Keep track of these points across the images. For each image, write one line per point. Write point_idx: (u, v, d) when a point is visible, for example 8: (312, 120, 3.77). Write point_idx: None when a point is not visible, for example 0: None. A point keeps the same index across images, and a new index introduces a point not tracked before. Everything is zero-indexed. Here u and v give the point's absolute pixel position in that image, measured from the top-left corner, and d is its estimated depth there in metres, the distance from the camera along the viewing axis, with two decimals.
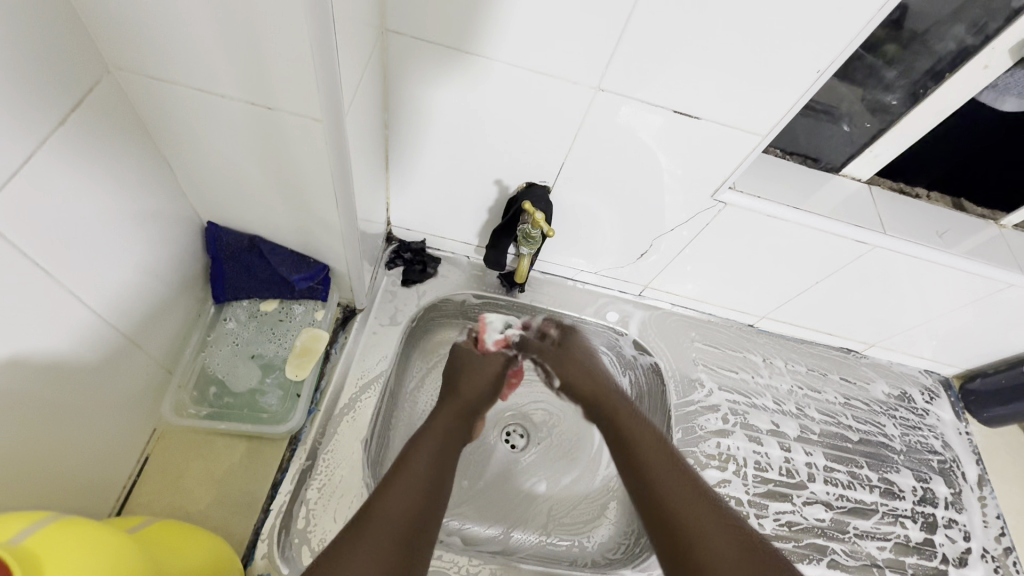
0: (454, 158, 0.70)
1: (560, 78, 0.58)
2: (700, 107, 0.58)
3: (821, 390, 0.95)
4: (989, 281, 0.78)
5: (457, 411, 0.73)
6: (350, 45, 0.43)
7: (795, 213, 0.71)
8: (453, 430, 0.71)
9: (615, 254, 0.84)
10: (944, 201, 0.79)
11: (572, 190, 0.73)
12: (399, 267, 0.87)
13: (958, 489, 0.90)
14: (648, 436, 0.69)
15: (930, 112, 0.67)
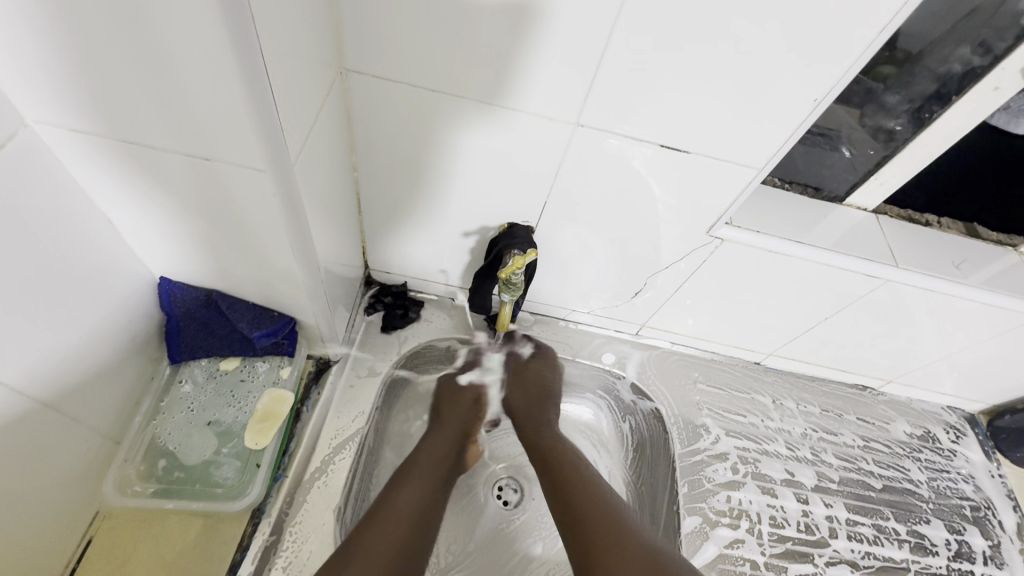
0: (429, 200, 0.66)
1: (535, 116, 0.54)
2: (688, 140, 0.54)
3: (837, 432, 0.88)
4: (1015, 314, 0.72)
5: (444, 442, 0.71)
6: (285, 86, 0.39)
7: (798, 248, 0.66)
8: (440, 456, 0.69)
9: (608, 292, 0.79)
10: (957, 228, 0.73)
11: (558, 228, 0.68)
12: (378, 312, 0.82)
13: (996, 541, 0.82)
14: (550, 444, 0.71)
15: (939, 136, 0.62)
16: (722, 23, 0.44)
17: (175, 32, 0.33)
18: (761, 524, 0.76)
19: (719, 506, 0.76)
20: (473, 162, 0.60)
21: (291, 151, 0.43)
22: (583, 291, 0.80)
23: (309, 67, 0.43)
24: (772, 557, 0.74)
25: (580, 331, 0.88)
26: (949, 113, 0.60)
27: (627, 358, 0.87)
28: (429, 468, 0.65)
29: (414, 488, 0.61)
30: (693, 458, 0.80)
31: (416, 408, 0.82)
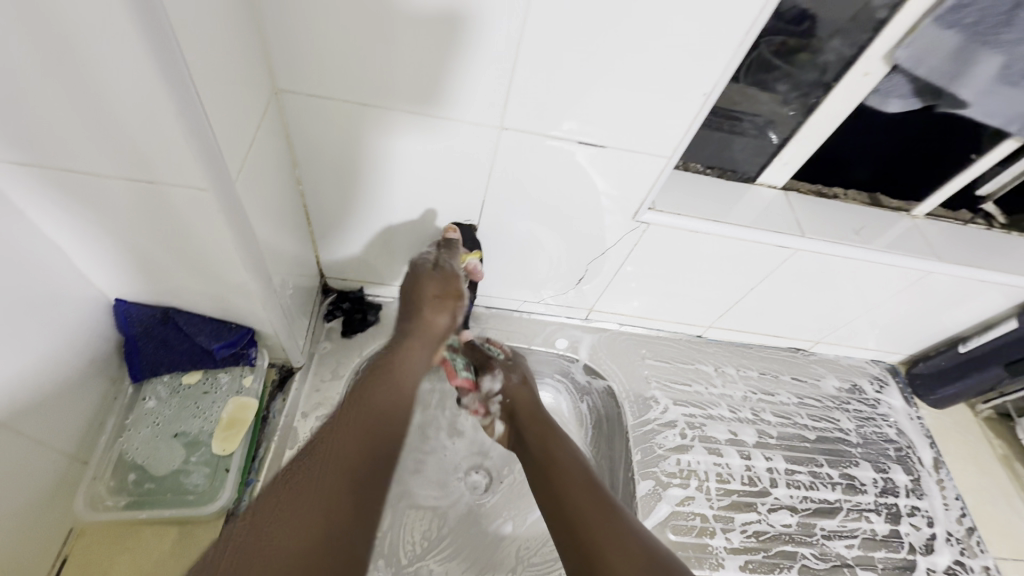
0: (375, 206, 0.70)
1: (462, 122, 0.58)
2: (600, 135, 0.59)
3: (774, 392, 0.96)
4: (909, 270, 0.81)
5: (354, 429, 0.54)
6: (216, 111, 0.43)
7: (716, 226, 0.73)
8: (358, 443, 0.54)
9: (555, 281, 0.85)
10: (861, 199, 0.82)
11: (500, 224, 0.73)
12: (338, 319, 0.86)
13: (917, 476, 0.91)
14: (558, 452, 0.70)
15: (825, 118, 0.69)
16: (614, 31, 0.50)
17: (107, 68, 0.36)
18: (708, 480, 0.83)
19: (670, 469, 0.83)
20: (410, 167, 0.64)
21: (229, 169, 0.46)
22: (534, 282, 0.85)
23: (240, 91, 0.47)
24: (719, 509, 0.80)
25: (533, 320, 0.93)
26: (831, 97, 0.67)
27: (579, 341, 0.93)
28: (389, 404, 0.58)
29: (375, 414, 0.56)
30: (644, 429, 0.86)
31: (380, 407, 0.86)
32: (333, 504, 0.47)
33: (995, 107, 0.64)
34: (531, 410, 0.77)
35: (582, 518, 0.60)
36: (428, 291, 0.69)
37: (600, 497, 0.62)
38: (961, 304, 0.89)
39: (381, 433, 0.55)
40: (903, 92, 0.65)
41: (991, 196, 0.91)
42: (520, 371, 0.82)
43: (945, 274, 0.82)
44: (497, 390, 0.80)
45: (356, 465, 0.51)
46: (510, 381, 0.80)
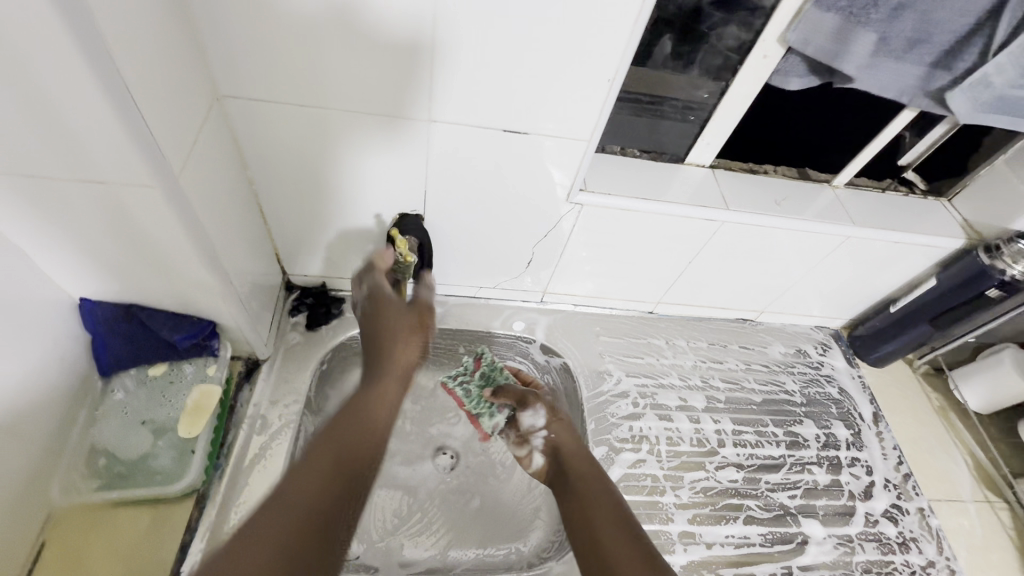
0: (327, 203, 0.75)
1: (393, 116, 0.63)
2: (523, 123, 0.65)
3: (723, 360, 1.02)
4: (830, 236, 0.87)
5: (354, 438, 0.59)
6: (154, 116, 0.47)
7: (645, 203, 0.79)
8: (348, 453, 0.57)
9: (505, 266, 0.90)
10: (790, 173, 0.88)
11: (445, 213, 0.78)
12: (303, 313, 0.90)
13: (857, 429, 0.97)
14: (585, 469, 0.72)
15: (736, 97, 0.75)
16: (517, 26, 0.55)
17: (47, 80, 0.41)
18: (659, 444, 0.88)
19: (623, 435, 0.88)
20: (353, 162, 0.69)
21: (172, 167, 0.51)
22: (487, 268, 0.90)
23: (178, 98, 0.51)
24: (669, 470, 0.86)
25: (490, 305, 0.98)
26: (739, 79, 0.73)
27: (535, 323, 0.98)
28: (371, 429, 0.61)
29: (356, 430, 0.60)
30: (598, 400, 0.92)
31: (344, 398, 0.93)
32: (325, 514, 0.51)
33: (884, 81, 0.71)
34: (572, 446, 0.76)
35: (598, 533, 0.61)
36: (394, 316, 0.70)
37: (622, 513, 0.64)
38: (887, 267, 0.95)
39: (359, 451, 0.58)
40: (801, 72, 0.72)
41: (910, 165, 0.96)
42: (560, 411, 0.82)
43: (867, 236, 0.87)
44: (540, 428, 0.80)
45: (330, 484, 0.53)
46: (551, 420, 0.80)
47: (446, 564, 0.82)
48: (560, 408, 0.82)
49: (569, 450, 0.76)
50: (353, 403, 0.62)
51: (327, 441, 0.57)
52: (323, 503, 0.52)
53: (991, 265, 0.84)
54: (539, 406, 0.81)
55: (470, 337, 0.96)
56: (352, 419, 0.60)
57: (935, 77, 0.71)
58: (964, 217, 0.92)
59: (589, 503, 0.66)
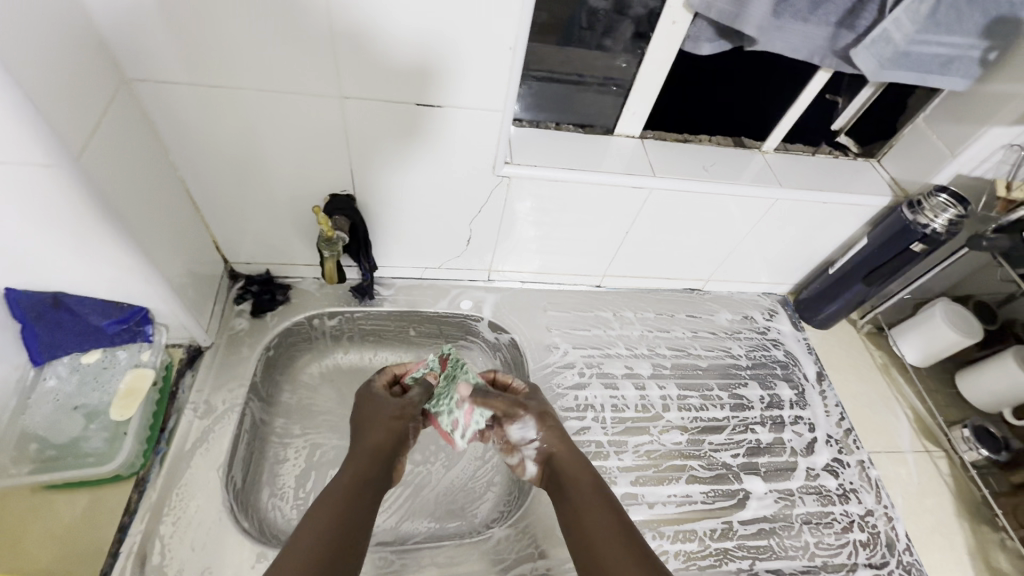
0: (255, 186, 0.76)
1: (306, 94, 0.65)
2: (436, 96, 0.66)
3: (670, 329, 1.04)
4: (759, 200, 0.89)
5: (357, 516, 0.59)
6: (46, 96, 0.48)
7: (572, 174, 0.80)
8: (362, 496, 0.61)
9: (446, 245, 0.92)
10: (726, 142, 0.91)
11: (375, 193, 0.79)
12: (248, 301, 0.92)
13: (800, 389, 1.00)
14: (577, 469, 0.71)
15: (653, 64, 0.77)
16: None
17: None
18: (604, 411, 0.90)
19: (568, 404, 0.90)
20: (275, 144, 0.70)
21: (72, 148, 0.52)
22: (429, 248, 0.92)
23: (74, 79, 0.52)
24: (613, 435, 0.88)
25: (437, 286, 1.00)
26: (652, 47, 0.75)
27: (483, 301, 1.00)
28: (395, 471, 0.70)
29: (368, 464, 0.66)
30: (544, 372, 0.93)
31: (294, 383, 0.95)
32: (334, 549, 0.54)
33: (790, 42, 0.74)
34: (562, 445, 0.74)
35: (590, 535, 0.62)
36: (380, 414, 0.72)
37: (616, 518, 0.64)
38: (822, 229, 0.97)
39: (375, 469, 0.66)
40: (710, 37, 0.74)
41: (842, 129, 0.98)
42: (549, 417, 0.76)
43: (794, 198, 0.89)
44: (531, 438, 0.74)
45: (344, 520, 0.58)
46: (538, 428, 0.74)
47: (398, 537, 0.83)
48: (547, 412, 0.76)
49: (558, 450, 0.73)
50: (365, 423, 0.72)
51: (345, 474, 0.63)
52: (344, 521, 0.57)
53: (913, 220, 0.86)
54: (518, 411, 0.75)
55: (418, 317, 0.98)
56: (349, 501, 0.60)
57: (839, 37, 0.73)
58: (892, 176, 0.94)
59: (578, 512, 0.66)
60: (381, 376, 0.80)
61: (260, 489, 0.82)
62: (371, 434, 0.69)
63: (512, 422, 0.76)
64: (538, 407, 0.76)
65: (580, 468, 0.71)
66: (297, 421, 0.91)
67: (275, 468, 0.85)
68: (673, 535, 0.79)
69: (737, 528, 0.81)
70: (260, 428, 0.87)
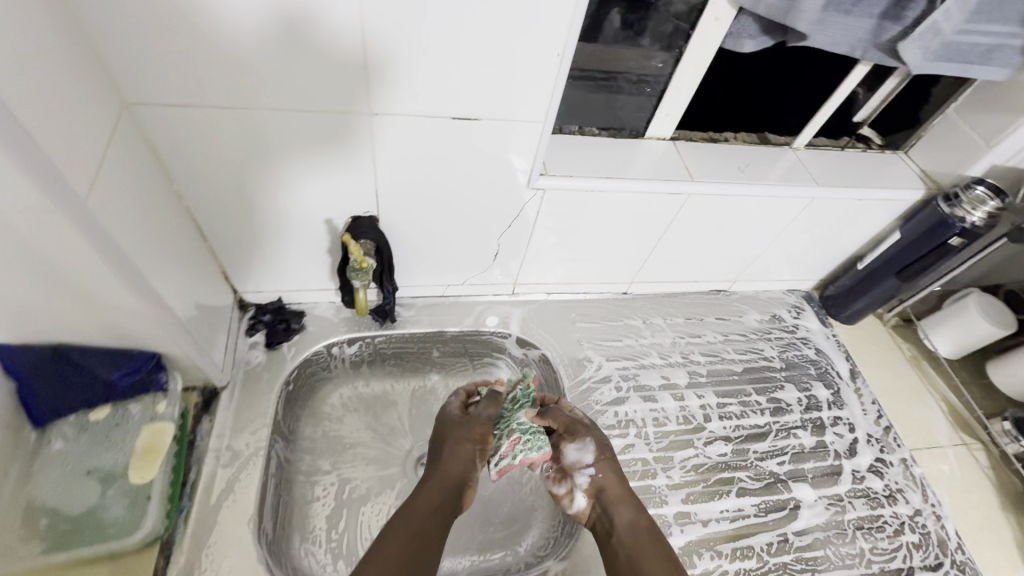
0: (271, 211, 0.70)
1: (330, 112, 0.59)
2: (472, 108, 0.61)
3: (701, 333, 1.01)
4: (795, 199, 0.86)
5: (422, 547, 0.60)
6: (45, 133, 0.42)
7: (609, 182, 0.76)
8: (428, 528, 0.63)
9: (472, 260, 0.86)
10: (750, 138, 0.87)
11: (400, 213, 0.73)
12: (260, 331, 0.85)
13: (836, 388, 0.98)
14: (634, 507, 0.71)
15: (692, 64, 0.73)
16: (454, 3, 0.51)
17: None
18: (646, 426, 0.87)
19: (609, 421, 0.86)
20: (295, 167, 0.64)
21: (77, 190, 0.45)
22: (453, 265, 0.86)
23: (73, 109, 0.45)
24: (658, 451, 0.85)
25: (460, 303, 0.95)
26: (691, 45, 0.71)
27: (509, 316, 0.95)
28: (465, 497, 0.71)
29: (441, 492, 0.68)
30: (580, 388, 0.89)
31: (315, 416, 0.89)
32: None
33: (834, 37, 0.70)
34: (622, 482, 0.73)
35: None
36: (454, 435, 0.73)
37: (665, 557, 0.66)
38: (852, 224, 0.95)
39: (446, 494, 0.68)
40: (754, 33, 0.70)
41: (865, 121, 0.96)
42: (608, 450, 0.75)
43: (828, 197, 0.87)
44: (587, 463, 0.73)
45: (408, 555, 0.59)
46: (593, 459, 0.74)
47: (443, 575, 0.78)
48: (607, 446, 0.75)
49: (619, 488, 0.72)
50: (443, 446, 0.73)
51: (420, 503, 0.66)
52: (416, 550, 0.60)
53: (950, 214, 0.85)
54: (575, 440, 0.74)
55: (442, 337, 0.93)
56: (412, 534, 0.61)
57: (884, 30, 0.70)
58: (922, 168, 0.92)
59: (629, 550, 0.66)
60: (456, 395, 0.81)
61: (291, 535, 0.77)
62: (449, 461, 0.71)
63: (569, 451, 0.75)
64: (600, 437, 0.75)
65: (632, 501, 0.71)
66: (322, 458, 0.86)
67: (305, 510, 0.80)
68: (731, 553, 0.77)
69: (792, 541, 0.79)
70: (285, 468, 0.81)
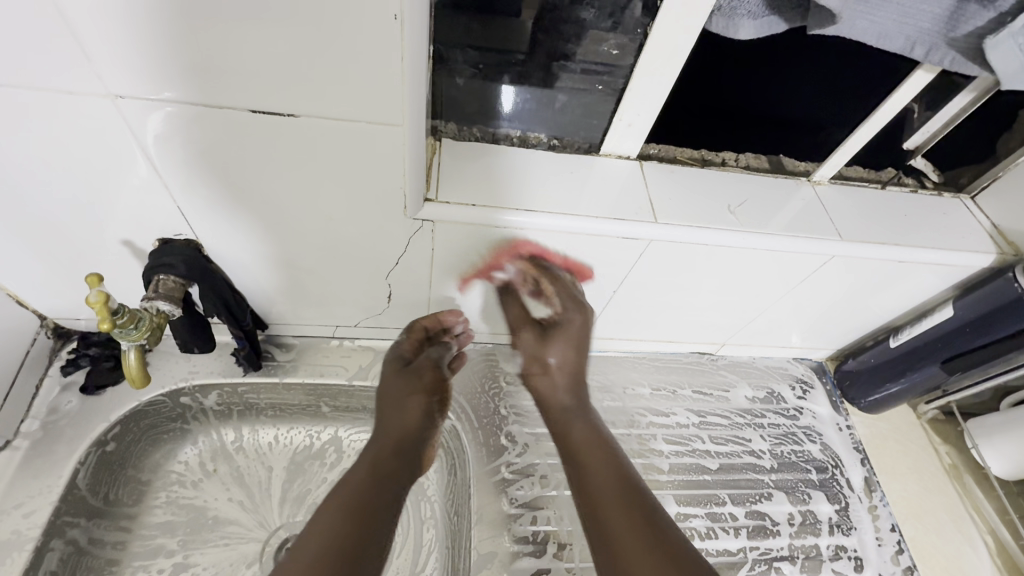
0: (41, 227, 0.51)
1: (64, 94, 0.40)
2: (285, 98, 0.41)
3: (670, 412, 0.77)
4: (807, 257, 0.61)
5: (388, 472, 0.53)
6: None
7: (531, 217, 0.53)
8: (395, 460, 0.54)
9: (356, 300, 0.65)
10: (759, 162, 0.63)
11: (231, 238, 0.54)
12: (80, 371, 0.67)
13: (844, 505, 0.73)
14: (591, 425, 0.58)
15: (658, 55, 0.50)
16: None
17: None
18: (571, 543, 0.65)
19: (521, 531, 0.64)
20: (45, 167, 0.45)
21: None
22: (331, 302, 0.66)
23: None
24: None
25: (357, 349, 0.75)
26: (658, 24, 0.48)
27: None
28: (425, 457, 0.60)
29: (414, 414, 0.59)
30: (492, 478, 0.68)
31: (150, 480, 0.70)
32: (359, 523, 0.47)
33: (886, 23, 0.46)
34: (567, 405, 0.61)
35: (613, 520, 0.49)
36: (396, 388, 0.61)
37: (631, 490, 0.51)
38: (885, 289, 0.69)
39: (403, 458, 0.56)
40: (755, 11, 0.46)
41: (918, 150, 0.70)
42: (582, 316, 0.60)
43: (859, 253, 0.61)
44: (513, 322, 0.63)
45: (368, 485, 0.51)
46: (558, 361, 0.60)
47: None
48: (584, 333, 0.60)
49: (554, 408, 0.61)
50: (386, 400, 0.60)
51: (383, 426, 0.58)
52: (362, 522, 0.47)
53: None
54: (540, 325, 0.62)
55: (328, 391, 0.73)
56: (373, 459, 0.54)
57: (966, 16, 0.45)
58: (993, 222, 0.67)
59: (610, 519, 0.49)
60: (409, 334, 0.66)
61: None
62: (397, 416, 0.58)
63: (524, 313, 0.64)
64: (579, 319, 0.60)
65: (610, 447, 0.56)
66: (149, 536, 0.67)
67: None
68: None
69: None
70: (84, 555, 0.62)
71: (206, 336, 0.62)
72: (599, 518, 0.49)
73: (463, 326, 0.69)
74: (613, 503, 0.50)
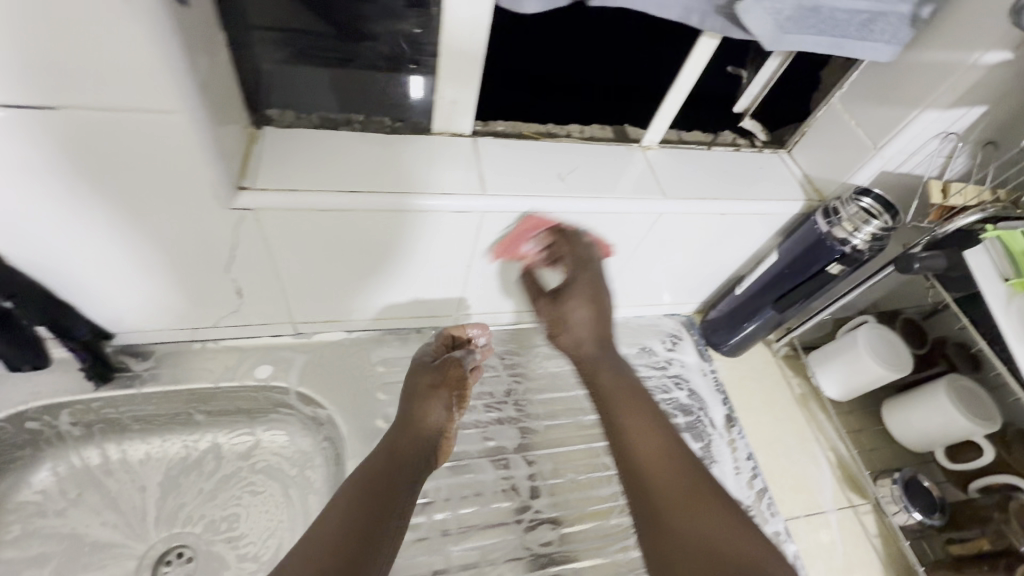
0: None
1: None
2: (37, 92, 0.39)
3: (548, 377, 0.81)
4: (635, 217, 0.65)
5: (400, 466, 0.56)
6: None
7: (356, 197, 0.54)
8: (403, 457, 0.57)
9: (206, 300, 0.64)
10: (606, 132, 0.67)
11: (33, 243, 0.51)
12: None
13: (707, 441, 0.80)
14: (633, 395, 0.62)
15: (456, 31, 0.52)
16: None
17: None
18: (449, 511, 0.67)
19: None
20: None
21: None
22: (179, 305, 0.64)
23: None
24: (460, 548, 0.65)
25: (223, 351, 0.73)
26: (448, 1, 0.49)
27: (289, 365, 0.74)
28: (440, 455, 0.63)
29: (435, 406, 0.63)
30: None
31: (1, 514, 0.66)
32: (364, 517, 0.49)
33: None
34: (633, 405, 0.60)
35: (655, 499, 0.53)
36: (421, 383, 0.65)
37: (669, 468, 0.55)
38: (721, 241, 0.76)
39: (416, 450, 0.59)
40: None
41: (747, 112, 0.76)
42: (591, 278, 0.65)
43: (683, 209, 0.66)
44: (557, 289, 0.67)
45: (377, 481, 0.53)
46: (581, 316, 0.65)
47: None
48: (599, 289, 0.66)
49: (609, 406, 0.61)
50: (407, 398, 0.64)
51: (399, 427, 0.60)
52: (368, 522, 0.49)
53: (828, 234, 0.66)
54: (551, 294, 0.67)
55: (195, 397, 0.71)
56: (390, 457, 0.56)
57: None
58: (804, 172, 0.74)
59: (661, 503, 0.52)
60: (436, 339, 0.72)
61: None
62: (418, 412, 0.62)
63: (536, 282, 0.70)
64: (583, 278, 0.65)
65: (646, 397, 0.62)
66: None
67: None
68: None
69: None
70: None
71: (33, 350, 0.61)
72: (656, 514, 0.52)
73: (484, 339, 0.75)
74: (669, 483, 0.53)
